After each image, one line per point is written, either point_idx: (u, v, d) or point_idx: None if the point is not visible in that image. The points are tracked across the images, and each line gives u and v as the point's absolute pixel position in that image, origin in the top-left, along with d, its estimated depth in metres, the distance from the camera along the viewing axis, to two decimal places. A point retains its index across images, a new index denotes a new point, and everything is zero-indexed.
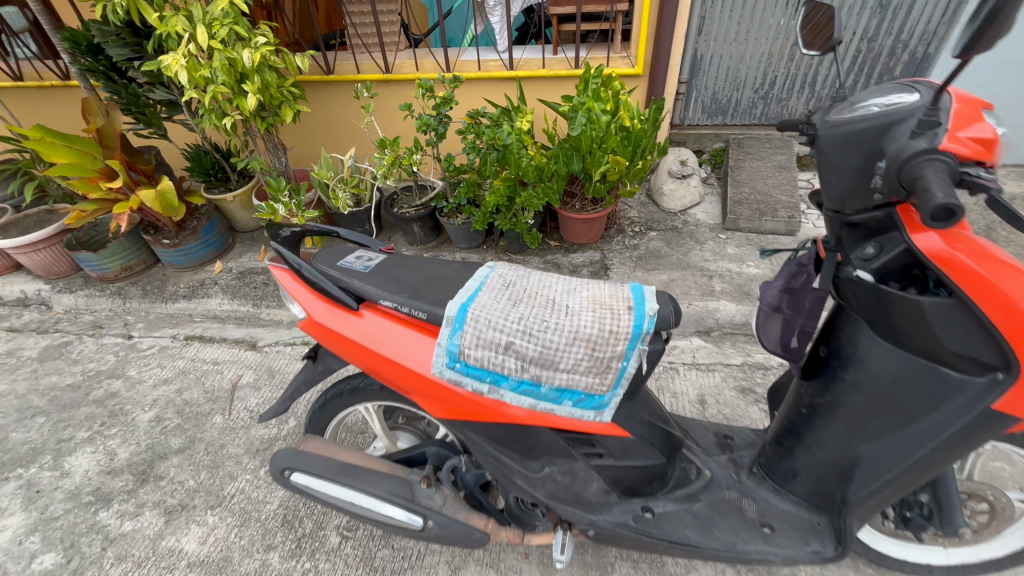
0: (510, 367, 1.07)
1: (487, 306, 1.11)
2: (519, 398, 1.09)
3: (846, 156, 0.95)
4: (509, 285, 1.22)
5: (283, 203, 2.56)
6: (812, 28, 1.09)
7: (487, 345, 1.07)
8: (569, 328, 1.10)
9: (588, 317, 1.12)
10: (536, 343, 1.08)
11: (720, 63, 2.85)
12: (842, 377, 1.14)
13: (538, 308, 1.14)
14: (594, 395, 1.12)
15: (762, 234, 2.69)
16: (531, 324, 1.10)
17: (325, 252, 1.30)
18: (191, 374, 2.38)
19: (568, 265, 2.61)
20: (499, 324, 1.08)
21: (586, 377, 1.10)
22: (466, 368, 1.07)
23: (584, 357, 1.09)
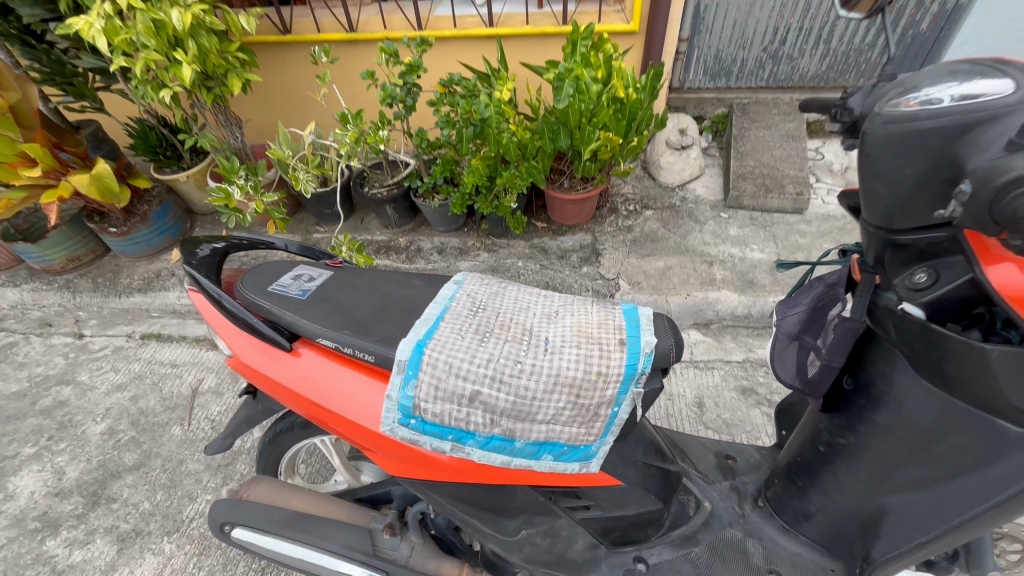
0: (477, 422, 0.89)
1: (447, 346, 0.91)
2: (490, 455, 0.91)
3: (904, 163, 0.74)
4: (477, 310, 1.01)
5: (238, 187, 2.29)
6: None
7: (449, 397, 0.87)
8: (548, 371, 0.90)
9: (571, 356, 0.92)
10: (508, 393, 0.88)
11: (726, 17, 2.53)
12: (871, 418, 0.97)
13: (510, 344, 0.94)
14: (578, 446, 0.94)
15: (767, 212, 2.47)
16: (501, 368, 0.90)
17: (256, 271, 1.08)
18: (147, 379, 2.19)
19: (556, 250, 2.39)
20: (462, 370, 0.88)
21: (569, 427, 0.92)
22: (424, 424, 0.89)
23: (566, 406, 0.90)
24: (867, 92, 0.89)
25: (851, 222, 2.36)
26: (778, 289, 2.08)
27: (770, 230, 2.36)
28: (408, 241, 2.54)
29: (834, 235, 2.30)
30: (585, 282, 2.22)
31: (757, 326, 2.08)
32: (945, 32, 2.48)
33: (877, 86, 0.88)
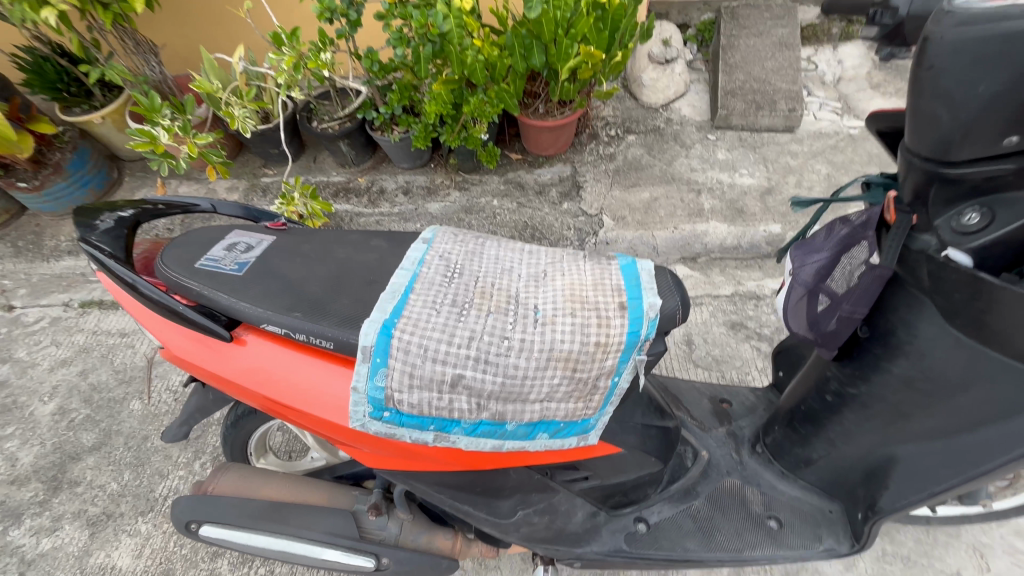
0: (462, 409, 0.77)
1: (419, 325, 0.77)
2: (478, 441, 0.81)
3: (975, 79, 0.60)
4: (452, 277, 0.86)
5: (164, 128, 1.97)
6: None
7: (427, 384, 0.75)
8: (539, 346, 0.77)
9: (564, 325, 0.79)
10: (495, 374, 0.76)
11: None
12: (888, 369, 0.89)
13: (493, 317, 0.80)
14: (577, 421, 0.84)
15: (757, 131, 2.30)
16: (484, 346, 0.77)
17: (180, 243, 0.89)
18: (95, 352, 2.00)
19: (534, 185, 2.20)
20: (438, 352, 0.75)
21: (566, 404, 0.81)
22: (400, 415, 0.77)
23: (563, 382, 0.79)
24: None
25: (843, 140, 2.22)
26: (769, 217, 1.97)
27: (760, 151, 2.21)
28: (370, 181, 2.30)
29: (827, 154, 2.17)
30: (567, 219, 2.06)
31: (746, 257, 2.00)
32: None
33: None
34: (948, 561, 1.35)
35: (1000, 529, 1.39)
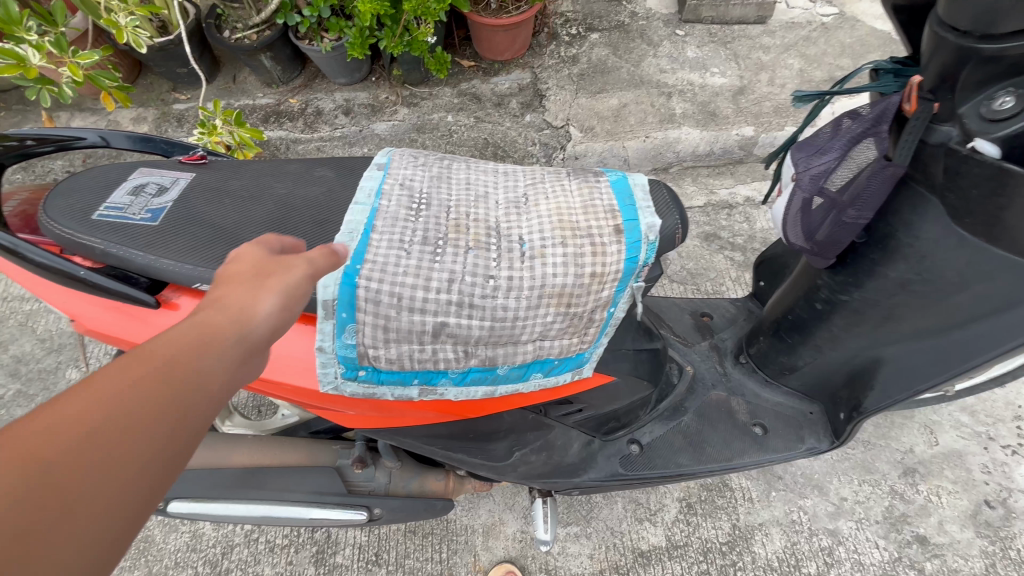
0: (448, 358, 0.69)
1: (387, 270, 0.65)
2: (467, 390, 0.74)
3: None
4: (418, 210, 0.72)
5: (32, 45, 1.61)
6: None
7: (405, 336, 0.66)
8: (529, 283, 0.68)
9: (557, 256, 0.70)
10: (481, 318, 0.67)
11: None
12: (884, 274, 0.86)
13: (472, 255, 0.69)
14: (573, 357, 0.77)
15: (727, 24, 2.13)
16: (466, 289, 0.67)
17: (68, 189, 0.71)
18: (10, 320, 1.76)
19: (491, 96, 1.98)
20: (414, 301, 0.65)
21: (562, 341, 0.74)
22: (379, 372, 0.69)
23: (557, 319, 0.70)
24: None
25: (816, 30, 2.09)
26: (742, 119, 1.87)
27: (731, 47, 2.06)
28: (303, 101, 2.00)
29: (799, 47, 2.04)
30: (531, 133, 1.89)
31: (717, 164, 1.92)
32: None
33: None
34: (902, 440, 1.46)
35: (948, 407, 1.50)
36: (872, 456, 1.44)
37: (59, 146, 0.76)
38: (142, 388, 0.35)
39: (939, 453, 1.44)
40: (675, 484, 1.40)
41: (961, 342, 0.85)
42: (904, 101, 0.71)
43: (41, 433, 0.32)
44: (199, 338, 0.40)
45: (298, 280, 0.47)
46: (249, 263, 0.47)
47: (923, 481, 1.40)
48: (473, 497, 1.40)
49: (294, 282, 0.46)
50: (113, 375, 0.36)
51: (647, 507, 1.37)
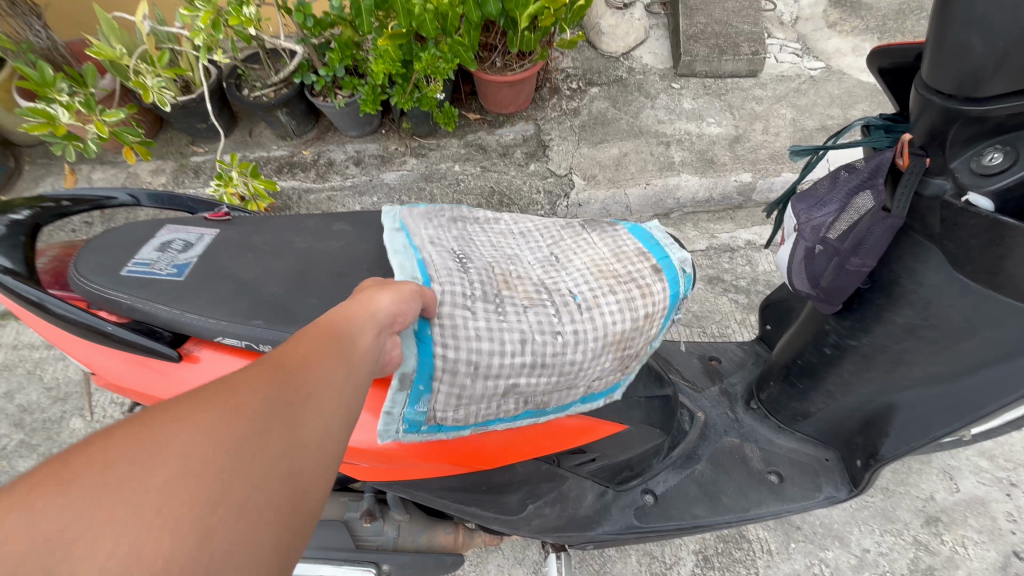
0: (508, 409, 0.71)
1: (451, 320, 0.67)
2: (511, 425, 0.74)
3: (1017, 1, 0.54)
4: (465, 267, 0.75)
5: (62, 106, 1.70)
6: None
7: (478, 395, 0.68)
8: (593, 334, 0.72)
9: (612, 306, 0.73)
10: (551, 374, 0.70)
11: None
12: (893, 320, 0.87)
13: (533, 311, 0.72)
14: (609, 386, 0.80)
15: (721, 77, 2.24)
16: (538, 345, 0.69)
17: (97, 247, 0.73)
18: (19, 369, 1.76)
19: (496, 146, 2.06)
20: (490, 363, 0.67)
21: (609, 376, 0.76)
22: (440, 425, 0.69)
23: (616, 363, 0.74)
24: None
25: (805, 82, 2.20)
26: (739, 166, 1.93)
27: (726, 98, 2.16)
28: (315, 153, 2.09)
29: (790, 98, 2.14)
30: (535, 181, 1.95)
31: (717, 209, 1.98)
32: None
33: None
34: (922, 486, 1.42)
35: (966, 452, 1.47)
36: (892, 505, 1.40)
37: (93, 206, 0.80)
38: (326, 342, 0.49)
39: (961, 500, 1.40)
40: (690, 535, 1.36)
41: (973, 388, 0.85)
42: (897, 155, 0.75)
43: (279, 359, 0.45)
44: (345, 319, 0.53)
45: (398, 297, 0.60)
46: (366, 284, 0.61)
47: (948, 530, 1.35)
48: (481, 552, 1.35)
49: (395, 297, 0.59)
50: (307, 333, 0.49)
51: (662, 561, 1.32)
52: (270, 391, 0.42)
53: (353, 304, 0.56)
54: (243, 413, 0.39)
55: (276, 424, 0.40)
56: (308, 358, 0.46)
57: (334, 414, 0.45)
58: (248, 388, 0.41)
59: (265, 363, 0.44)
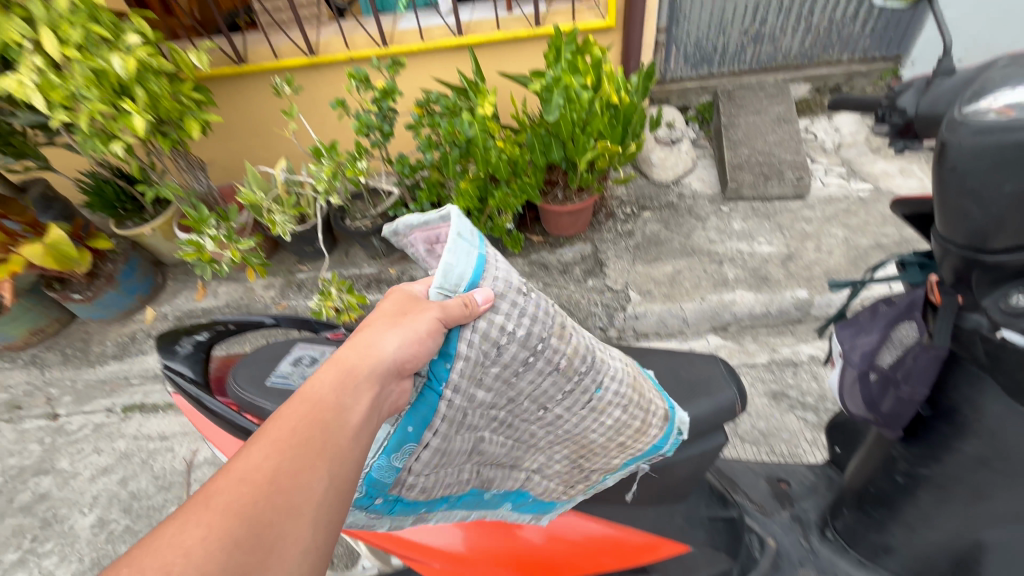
0: (459, 480, 0.75)
1: (467, 338, 0.67)
2: (448, 514, 0.79)
3: (998, 179, 0.65)
4: (525, 292, 0.71)
5: (210, 237, 2.11)
6: None
7: (447, 459, 0.71)
8: (568, 428, 0.75)
9: (607, 422, 0.76)
10: (506, 437, 0.76)
11: (703, 4, 2.44)
12: (961, 450, 0.87)
13: (555, 376, 0.71)
14: (545, 501, 0.86)
15: (768, 200, 2.40)
16: (519, 408, 0.73)
17: (248, 361, 0.94)
18: (135, 458, 2.02)
19: (557, 264, 2.27)
20: (468, 420, 0.70)
21: (552, 483, 0.84)
22: (395, 502, 0.72)
23: (563, 463, 0.81)
24: (918, 90, 0.84)
25: (854, 203, 2.30)
26: (794, 282, 2.00)
27: (775, 219, 2.29)
28: (399, 271, 2.40)
29: (841, 218, 2.23)
30: (593, 296, 2.11)
31: (776, 323, 2.00)
32: None
33: (931, 83, 0.83)
34: None
35: None
36: None
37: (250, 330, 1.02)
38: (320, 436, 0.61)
39: None
40: None
41: None
42: (930, 293, 0.83)
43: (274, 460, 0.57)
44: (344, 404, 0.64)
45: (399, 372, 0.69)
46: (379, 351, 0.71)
47: None
48: None
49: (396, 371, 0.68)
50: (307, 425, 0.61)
51: None
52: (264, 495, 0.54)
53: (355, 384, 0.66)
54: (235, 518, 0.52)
55: (261, 530, 0.52)
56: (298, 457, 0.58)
57: (311, 507, 0.56)
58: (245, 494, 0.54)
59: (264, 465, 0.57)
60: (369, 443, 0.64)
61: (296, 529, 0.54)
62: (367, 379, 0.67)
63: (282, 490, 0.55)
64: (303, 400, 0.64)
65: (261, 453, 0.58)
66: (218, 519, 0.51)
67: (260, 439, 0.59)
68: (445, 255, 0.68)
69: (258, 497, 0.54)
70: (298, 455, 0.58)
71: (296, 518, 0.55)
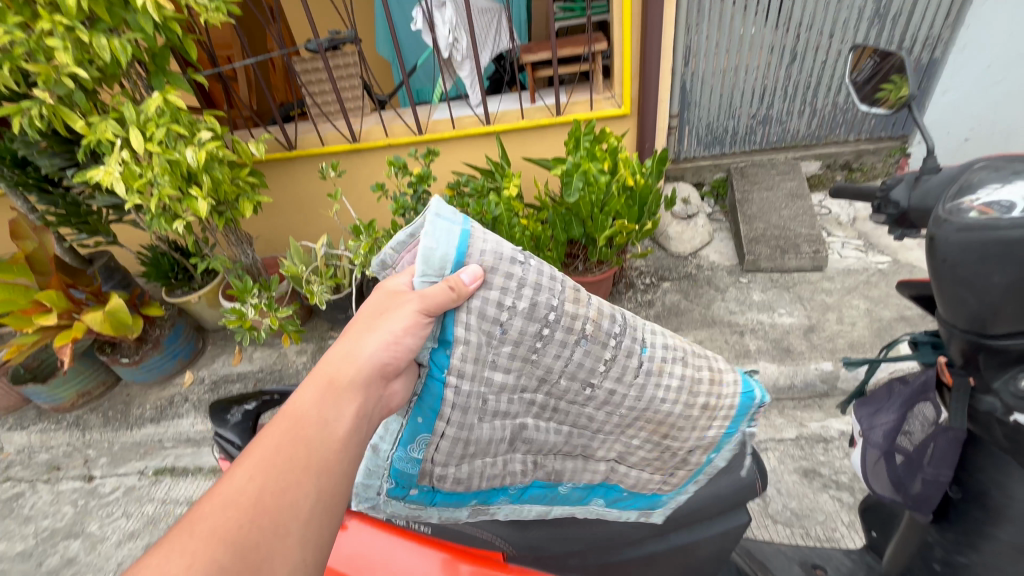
0: (514, 470, 0.83)
1: (462, 320, 0.74)
2: (529, 507, 0.88)
3: (987, 271, 0.71)
4: (521, 261, 0.76)
5: (252, 305, 2.25)
6: (879, 82, 1.04)
7: (478, 448, 0.79)
8: (630, 402, 0.79)
9: (671, 387, 0.80)
10: (569, 421, 0.81)
11: (712, 93, 2.65)
12: (996, 536, 0.85)
13: (586, 344, 0.76)
14: (643, 496, 0.89)
15: (786, 272, 2.45)
16: (557, 386, 0.78)
17: None
18: (161, 523, 2.05)
19: None
20: (504, 406, 0.77)
21: (644, 473, 0.86)
22: (430, 492, 0.83)
23: (645, 445, 0.83)
24: (909, 184, 0.92)
25: (873, 275, 2.33)
26: (818, 354, 2.00)
27: (794, 290, 2.32)
28: None
29: (861, 290, 2.26)
30: None
31: (802, 396, 1.98)
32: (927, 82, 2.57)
33: (919, 179, 0.90)
34: None
35: None
36: None
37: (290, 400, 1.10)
38: (302, 455, 0.67)
39: None
40: None
41: None
42: (940, 372, 0.85)
43: (258, 480, 0.63)
44: (325, 422, 0.71)
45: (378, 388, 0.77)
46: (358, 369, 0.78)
47: None
48: None
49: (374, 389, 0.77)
50: (290, 444, 0.67)
51: None
52: (250, 514, 0.60)
53: (336, 404, 0.74)
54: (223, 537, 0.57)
55: (248, 547, 0.57)
56: (282, 475, 0.64)
57: (295, 521, 0.61)
58: (232, 514, 0.59)
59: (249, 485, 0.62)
60: (350, 456, 0.70)
61: (283, 544, 0.59)
62: (348, 398, 0.75)
63: (269, 506, 0.61)
64: (286, 419, 0.71)
65: (247, 473, 0.63)
66: (207, 540, 0.57)
67: (245, 460, 0.65)
68: (427, 241, 0.76)
69: (245, 517, 0.59)
70: (283, 471, 0.64)
71: (282, 534, 0.60)
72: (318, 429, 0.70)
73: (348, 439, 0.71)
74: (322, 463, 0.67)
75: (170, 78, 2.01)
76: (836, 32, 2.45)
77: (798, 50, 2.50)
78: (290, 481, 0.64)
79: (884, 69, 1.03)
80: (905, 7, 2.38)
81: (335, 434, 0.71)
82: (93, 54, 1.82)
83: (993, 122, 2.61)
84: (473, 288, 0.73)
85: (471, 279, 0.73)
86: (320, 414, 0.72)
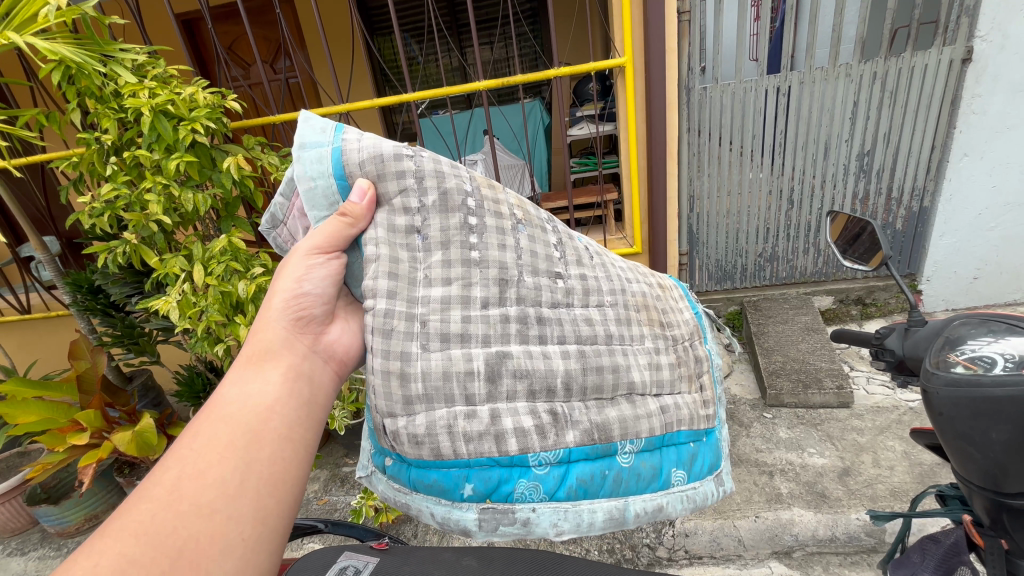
0: (524, 429, 0.82)
1: (369, 237, 0.87)
2: (594, 505, 0.84)
3: (985, 427, 0.73)
4: (411, 154, 0.90)
5: None
6: (865, 250, 1.16)
7: (431, 389, 0.80)
8: (607, 284, 1.01)
9: (624, 270, 1.09)
10: (573, 333, 0.91)
11: (718, 233, 2.87)
12: None
13: (526, 230, 0.95)
14: (695, 431, 0.95)
15: (812, 407, 2.38)
16: (524, 289, 0.90)
17: (295, 570, 1.15)
18: None
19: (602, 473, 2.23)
20: (476, 330, 0.85)
21: (688, 397, 0.98)
22: (410, 470, 0.85)
23: (657, 340, 1.00)
24: (900, 334, 0.97)
25: (906, 413, 2.25)
26: (857, 501, 1.85)
27: (823, 428, 2.25)
28: None
29: (894, 429, 2.17)
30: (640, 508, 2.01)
31: (848, 551, 1.80)
32: (921, 227, 2.75)
33: (909, 330, 0.96)
34: None
35: None
36: None
37: (323, 522, 1.34)
38: (225, 438, 0.75)
39: None
40: None
41: None
42: (969, 533, 0.82)
43: (183, 471, 0.71)
44: (245, 402, 0.80)
45: (297, 354, 0.92)
46: (276, 340, 0.92)
47: None
48: None
49: (291, 354, 0.91)
50: (210, 432, 0.75)
51: None
52: (175, 502, 0.67)
53: (254, 379, 0.84)
54: (150, 528, 0.65)
55: (176, 531, 0.65)
56: (203, 463, 0.72)
57: (223, 498, 0.69)
58: (157, 508, 0.67)
59: (173, 479, 0.70)
60: (279, 422, 0.80)
61: (213, 523, 0.67)
62: (269, 368, 0.87)
63: (188, 494, 0.68)
64: (206, 410, 0.79)
65: (167, 469, 0.72)
66: (130, 533, 0.63)
67: (171, 458, 0.73)
68: (305, 182, 0.89)
69: (164, 509, 0.67)
70: (202, 456, 0.72)
71: (209, 514, 0.68)
72: (237, 410, 0.79)
73: (271, 409, 0.81)
74: (244, 438, 0.76)
75: (236, 222, 2.30)
76: (826, 182, 2.71)
77: (794, 198, 2.75)
78: (211, 464, 0.72)
79: (863, 244, 1.16)
80: (886, 163, 2.64)
81: (256, 408, 0.80)
82: (178, 204, 2.14)
83: (997, 262, 2.73)
84: (364, 205, 0.88)
85: (361, 196, 0.87)
86: (239, 396, 0.81)
